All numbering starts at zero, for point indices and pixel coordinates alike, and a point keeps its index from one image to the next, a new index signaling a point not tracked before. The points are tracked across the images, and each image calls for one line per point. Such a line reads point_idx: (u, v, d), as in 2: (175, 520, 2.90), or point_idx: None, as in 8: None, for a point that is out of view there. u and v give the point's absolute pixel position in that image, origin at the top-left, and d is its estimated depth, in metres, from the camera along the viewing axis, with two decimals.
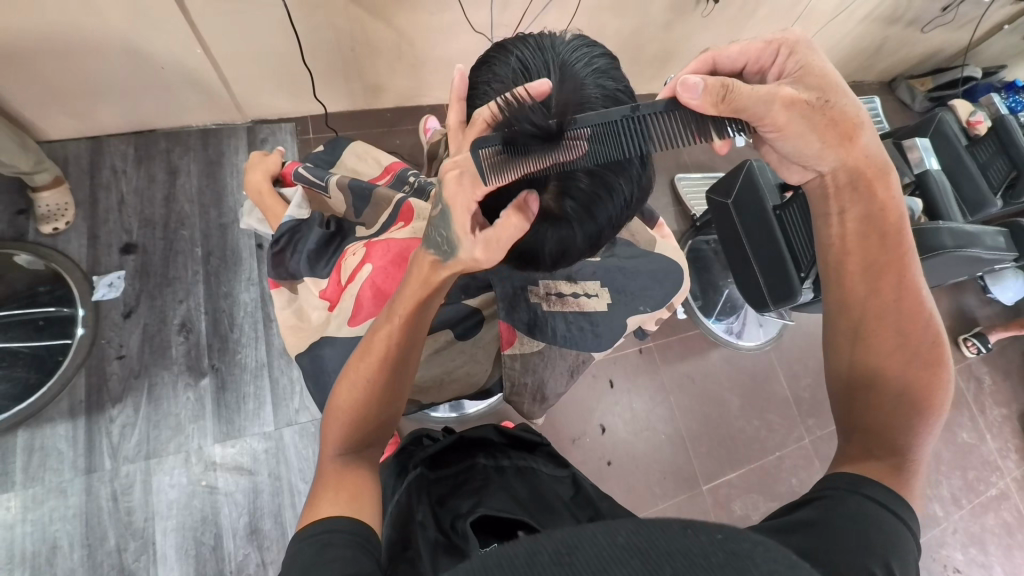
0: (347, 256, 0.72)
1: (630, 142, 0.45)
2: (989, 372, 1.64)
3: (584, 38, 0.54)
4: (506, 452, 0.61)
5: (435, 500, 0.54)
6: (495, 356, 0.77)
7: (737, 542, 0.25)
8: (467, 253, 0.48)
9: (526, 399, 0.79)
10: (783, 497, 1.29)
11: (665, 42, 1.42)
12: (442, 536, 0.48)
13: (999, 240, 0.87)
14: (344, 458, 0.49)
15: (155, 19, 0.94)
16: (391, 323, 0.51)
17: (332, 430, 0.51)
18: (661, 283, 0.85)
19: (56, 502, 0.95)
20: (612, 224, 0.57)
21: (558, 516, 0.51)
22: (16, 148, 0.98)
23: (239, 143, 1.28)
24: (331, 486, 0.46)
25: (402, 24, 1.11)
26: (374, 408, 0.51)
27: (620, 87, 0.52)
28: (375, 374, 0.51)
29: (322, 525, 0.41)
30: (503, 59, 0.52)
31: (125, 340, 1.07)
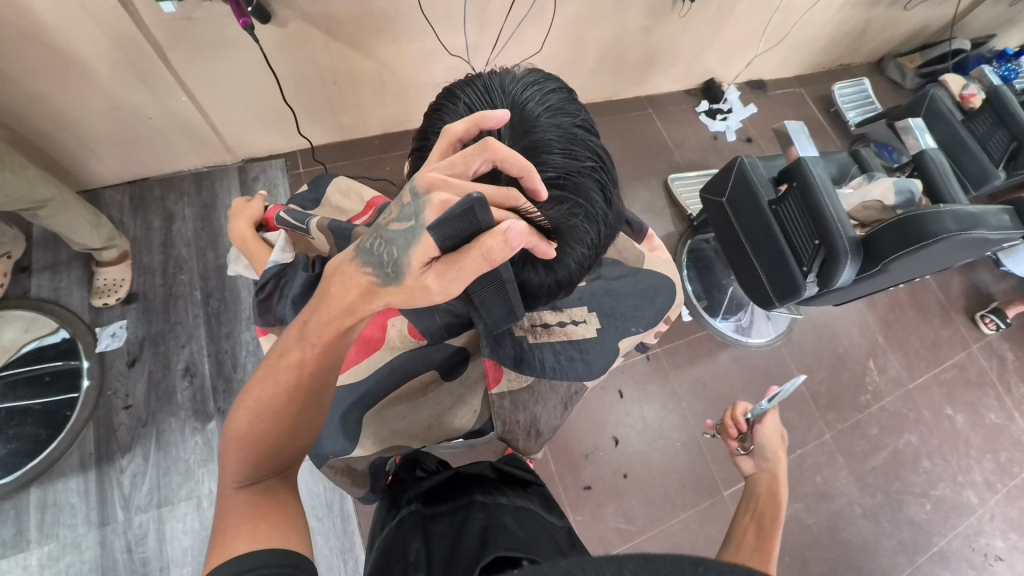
0: None
1: (584, 158, 0.50)
2: (1012, 348, 1.59)
3: (537, 73, 0.55)
4: (501, 490, 0.60)
5: (424, 534, 0.52)
6: (484, 394, 0.77)
7: None
8: (420, 281, 0.40)
9: (519, 436, 0.78)
10: (807, 498, 1.25)
11: (645, 47, 1.42)
12: (429, 568, 0.46)
13: (1004, 219, 0.84)
14: (253, 489, 0.44)
15: (142, 72, 0.96)
16: (306, 351, 0.44)
17: (234, 459, 0.44)
18: (652, 299, 0.83)
19: (71, 557, 0.94)
20: (581, 265, 0.55)
21: (548, 547, 0.49)
22: (90, 227, 1.04)
23: (232, 183, 1.30)
24: (245, 519, 0.41)
25: (382, 54, 1.12)
26: (285, 438, 0.46)
27: (576, 122, 0.52)
28: (286, 404, 0.45)
29: (231, 561, 0.37)
30: (450, 106, 0.53)
31: (130, 389, 1.07)
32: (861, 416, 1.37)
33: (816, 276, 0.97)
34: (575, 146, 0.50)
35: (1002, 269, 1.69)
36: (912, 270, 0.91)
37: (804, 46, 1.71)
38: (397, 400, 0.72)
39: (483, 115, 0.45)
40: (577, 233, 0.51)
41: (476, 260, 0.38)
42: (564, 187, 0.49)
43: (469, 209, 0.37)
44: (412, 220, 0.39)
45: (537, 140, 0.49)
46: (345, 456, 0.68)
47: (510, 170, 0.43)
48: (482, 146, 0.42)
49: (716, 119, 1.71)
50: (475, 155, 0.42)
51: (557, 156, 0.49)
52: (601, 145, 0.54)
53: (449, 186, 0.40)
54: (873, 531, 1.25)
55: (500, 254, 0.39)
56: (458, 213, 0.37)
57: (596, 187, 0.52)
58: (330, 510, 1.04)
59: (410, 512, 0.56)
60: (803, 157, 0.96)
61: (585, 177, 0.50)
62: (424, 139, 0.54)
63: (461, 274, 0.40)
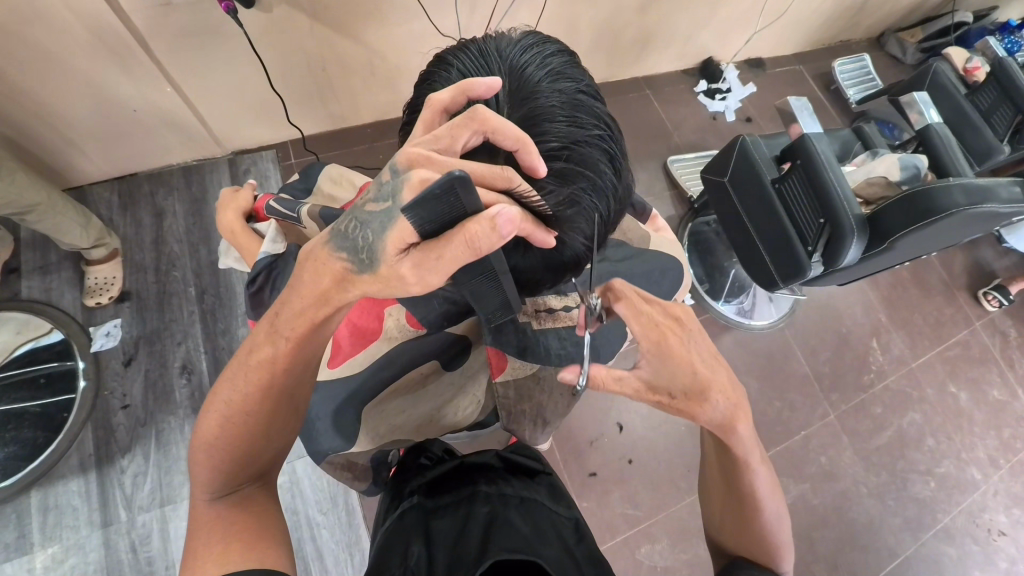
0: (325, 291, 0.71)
1: (587, 126, 0.48)
2: (1015, 324, 1.58)
3: (536, 36, 0.52)
4: (507, 479, 0.59)
5: (426, 531, 0.51)
6: (487, 384, 0.75)
7: None
8: (395, 270, 0.38)
9: (527, 425, 0.77)
10: (813, 479, 1.25)
11: (641, 26, 1.39)
12: (431, 571, 0.45)
13: (1016, 191, 0.82)
14: (224, 501, 0.45)
15: (124, 64, 0.93)
16: (276, 347, 0.44)
17: (202, 474, 0.45)
18: (660, 281, 0.81)
19: (76, 559, 0.93)
20: (590, 242, 0.53)
21: (553, 545, 0.49)
22: (79, 228, 1.02)
23: (222, 176, 1.27)
24: (215, 538, 0.42)
25: (371, 39, 1.08)
26: (256, 442, 0.47)
27: (581, 86, 0.49)
28: (256, 407, 0.45)
29: None
30: (445, 75, 0.51)
31: (128, 389, 1.06)
32: (866, 396, 1.37)
33: (821, 256, 0.96)
34: (579, 113, 0.48)
35: (1005, 245, 1.67)
36: (919, 246, 0.89)
37: (803, 23, 1.67)
38: (396, 394, 0.70)
39: (467, 83, 0.44)
40: (583, 207, 0.48)
41: (460, 248, 0.37)
42: (568, 158, 0.47)
43: (450, 188, 0.34)
44: (389, 200, 0.37)
45: (538, 108, 0.46)
46: (345, 452, 0.67)
47: (504, 142, 0.42)
48: (472, 118, 0.41)
49: (714, 99, 1.67)
50: (465, 127, 0.41)
51: (559, 124, 0.46)
52: (607, 112, 0.52)
53: (432, 163, 0.39)
54: (878, 510, 1.25)
55: (486, 243, 0.37)
56: (438, 193, 0.34)
57: (604, 158, 0.49)
58: (336, 504, 1.03)
59: (412, 505, 0.56)
60: (804, 132, 0.94)
61: (591, 147, 0.48)
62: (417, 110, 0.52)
63: (441, 263, 0.38)
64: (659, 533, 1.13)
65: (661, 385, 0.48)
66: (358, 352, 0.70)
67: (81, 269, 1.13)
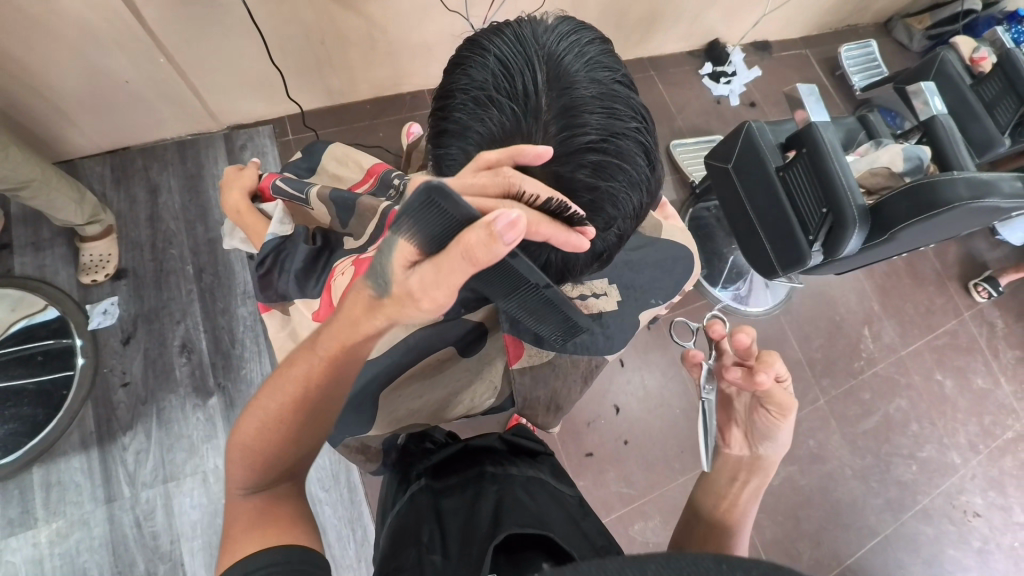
0: (336, 276, 0.67)
1: (625, 119, 0.48)
2: (1002, 314, 1.61)
3: (571, 20, 0.50)
4: (511, 460, 0.61)
5: (435, 511, 0.53)
6: (503, 371, 0.76)
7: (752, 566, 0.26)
8: (404, 287, 0.37)
9: (541, 411, 0.82)
10: (801, 460, 1.29)
11: (648, 4, 1.35)
12: (442, 549, 0.46)
13: (1018, 186, 0.82)
14: (258, 497, 0.45)
15: (115, 33, 0.89)
16: (310, 363, 0.44)
17: (237, 469, 0.46)
18: (670, 271, 0.82)
19: (81, 533, 0.95)
20: (618, 234, 0.54)
21: (561, 519, 0.50)
22: (73, 204, 0.99)
23: (218, 152, 1.24)
24: (256, 524, 0.42)
25: (372, 11, 1.05)
26: (292, 452, 0.46)
27: (617, 78, 0.49)
28: (291, 417, 0.45)
29: (244, 561, 0.39)
30: (479, 59, 0.48)
31: (127, 367, 1.06)
32: (855, 382, 1.40)
33: (822, 244, 0.96)
34: (617, 104, 0.48)
35: (998, 237, 1.70)
36: (920, 237, 0.90)
37: (812, 6, 1.64)
38: (412, 378, 0.70)
39: (518, 149, 0.41)
40: (618, 197, 0.49)
41: (456, 259, 0.34)
42: (609, 148, 0.47)
43: (429, 200, 0.33)
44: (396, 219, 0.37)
45: (580, 99, 0.46)
46: (360, 436, 0.69)
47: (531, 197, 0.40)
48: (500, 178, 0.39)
49: (719, 82, 1.65)
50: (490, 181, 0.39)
51: (598, 116, 0.46)
52: (641, 103, 0.51)
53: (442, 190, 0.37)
54: (862, 491, 1.30)
55: (485, 252, 0.33)
56: (420, 205, 0.33)
57: (639, 150, 0.49)
58: (337, 481, 1.05)
59: (420, 487, 0.58)
60: (812, 121, 0.93)
61: (628, 138, 0.48)
62: (447, 93, 0.49)
63: (440, 274, 0.35)
64: (652, 511, 1.17)
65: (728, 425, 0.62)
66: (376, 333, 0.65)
67: (75, 245, 1.11)
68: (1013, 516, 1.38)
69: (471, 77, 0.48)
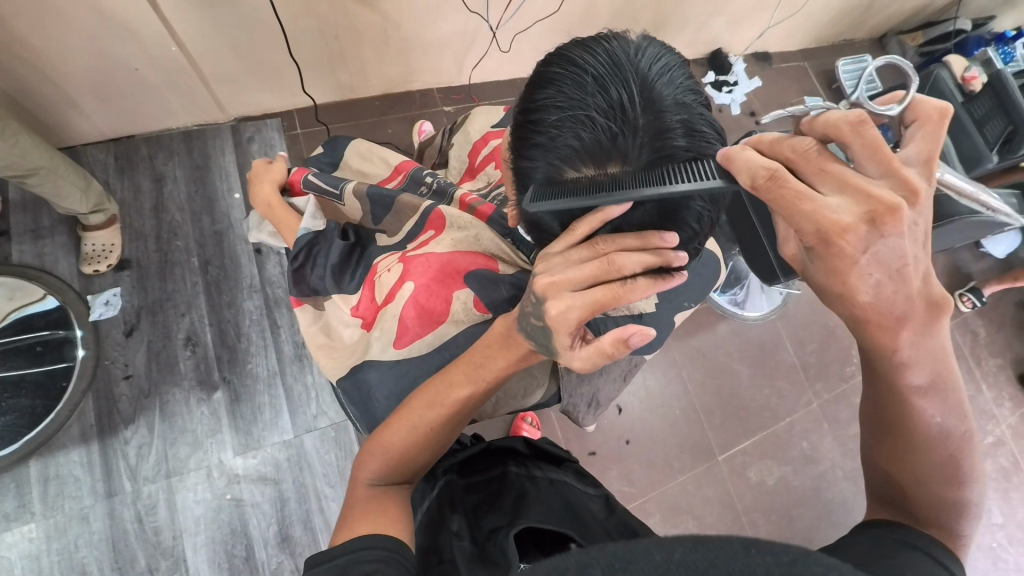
0: (381, 273, 0.69)
1: (711, 141, 0.49)
2: (984, 323, 1.67)
3: (658, 43, 0.51)
4: (535, 462, 0.61)
5: (464, 506, 0.55)
6: (551, 369, 0.72)
7: (805, 563, 0.26)
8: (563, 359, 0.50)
9: (580, 409, 0.83)
10: (795, 461, 1.31)
11: (658, 11, 1.37)
12: (472, 542, 0.50)
13: (1011, 203, 0.86)
14: (382, 488, 0.49)
15: (127, 19, 0.88)
16: (474, 387, 0.53)
17: (373, 460, 0.51)
18: (699, 276, 0.82)
19: (79, 529, 0.93)
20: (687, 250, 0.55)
21: (582, 519, 0.52)
22: (78, 192, 0.97)
23: (224, 143, 1.22)
24: (364, 511, 0.45)
25: (390, 7, 1.04)
26: (428, 451, 0.54)
27: (699, 101, 0.51)
28: (441, 423, 0.53)
29: (358, 537, 0.41)
30: (573, 77, 0.49)
31: (130, 359, 1.04)
32: (847, 386, 1.41)
33: None
34: (703, 128, 0.49)
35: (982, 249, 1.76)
36: None
37: (812, 20, 1.68)
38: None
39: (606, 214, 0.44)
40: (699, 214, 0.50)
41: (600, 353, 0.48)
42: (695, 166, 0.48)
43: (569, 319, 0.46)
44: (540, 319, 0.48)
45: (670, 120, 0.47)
46: None
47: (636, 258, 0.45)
48: (608, 267, 0.44)
49: (721, 91, 1.68)
50: (597, 271, 0.45)
51: (687, 138, 0.47)
52: (719, 127, 0.53)
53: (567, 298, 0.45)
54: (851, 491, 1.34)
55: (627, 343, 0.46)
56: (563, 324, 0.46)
57: None
58: (343, 478, 1.04)
59: (447, 482, 0.58)
60: None
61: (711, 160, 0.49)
62: (538, 108, 0.50)
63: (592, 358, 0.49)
64: (653, 510, 1.19)
65: (806, 267, 0.43)
66: (427, 332, 0.64)
67: (76, 234, 1.09)
68: (992, 518, 1.44)
69: (564, 93, 0.49)
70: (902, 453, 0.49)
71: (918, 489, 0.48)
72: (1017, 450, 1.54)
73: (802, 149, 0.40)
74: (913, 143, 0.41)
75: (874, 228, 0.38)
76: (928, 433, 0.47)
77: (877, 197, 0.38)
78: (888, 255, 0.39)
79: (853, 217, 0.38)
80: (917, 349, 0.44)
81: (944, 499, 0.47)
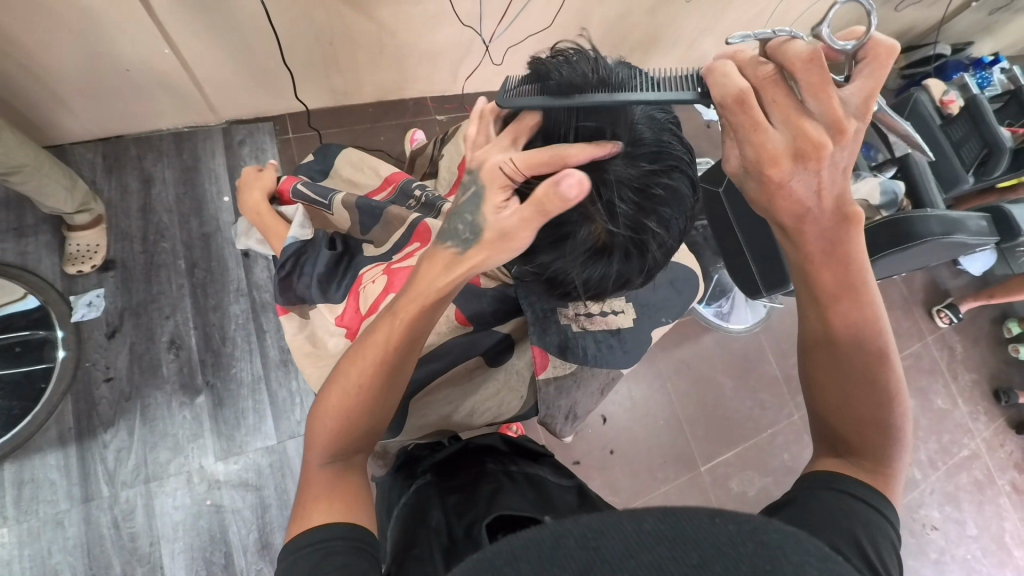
0: (366, 284, 0.69)
1: (675, 155, 0.53)
2: (961, 339, 1.72)
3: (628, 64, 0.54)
4: (512, 459, 0.64)
5: (440, 498, 0.55)
6: (530, 380, 0.77)
7: (766, 532, 0.26)
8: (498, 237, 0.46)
9: (558, 420, 0.82)
10: (776, 472, 1.33)
11: (649, 28, 1.40)
12: (449, 527, 0.50)
13: (981, 225, 0.90)
14: (333, 466, 0.48)
15: (118, 19, 0.88)
16: (390, 323, 0.49)
17: (319, 437, 0.49)
18: (680, 292, 0.84)
19: (53, 534, 0.91)
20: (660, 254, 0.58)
21: (555, 507, 0.53)
22: (63, 192, 0.96)
23: (215, 145, 1.22)
24: (322, 494, 0.45)
25: (385, 16, 1.05)
26: (371, 419, 0.50)
27: (667, 119, 0.54)
28: (369, 379, 0.49)
29: (315, 529, 0.41)
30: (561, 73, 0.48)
31: (112, 362, 1.03)
32: None
33: None
34: (669, 142, 0.52)
35: (959, 267, 1.81)
36: (894, 265, 0.96)
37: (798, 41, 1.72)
38: (445, 384, 0.73)
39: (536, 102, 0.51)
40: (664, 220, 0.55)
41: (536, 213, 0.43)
42: (665, 173, 0.52)
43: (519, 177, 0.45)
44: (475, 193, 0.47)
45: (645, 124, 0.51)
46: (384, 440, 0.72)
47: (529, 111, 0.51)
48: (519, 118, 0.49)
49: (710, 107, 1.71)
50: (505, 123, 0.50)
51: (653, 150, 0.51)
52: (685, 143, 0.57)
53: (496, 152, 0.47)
54: None
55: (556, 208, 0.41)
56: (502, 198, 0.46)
57: (684, 185, 0.55)
58: None
59: (426, 481, 0.60)
60: None
61: (677, 174, 0.53)
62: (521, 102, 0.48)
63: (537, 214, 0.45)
64: None
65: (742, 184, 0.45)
66: None
67: (60, 234, 1.08)
68: (966, 530, 1.47)
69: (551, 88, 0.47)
70: (822, 382, 0.49)
71: (849, 423, 0.47)
72: (991, 463, 1.57)
73: (763, 76, 0.41)
74: (860, 80, 0.41)
75: (799, 165, 0.40)
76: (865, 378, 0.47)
77: (810, 135, 0.40)
78: (804, 192, 0.42)
79: (784, 149, 0.40)
80: (827, 252, 0.45)
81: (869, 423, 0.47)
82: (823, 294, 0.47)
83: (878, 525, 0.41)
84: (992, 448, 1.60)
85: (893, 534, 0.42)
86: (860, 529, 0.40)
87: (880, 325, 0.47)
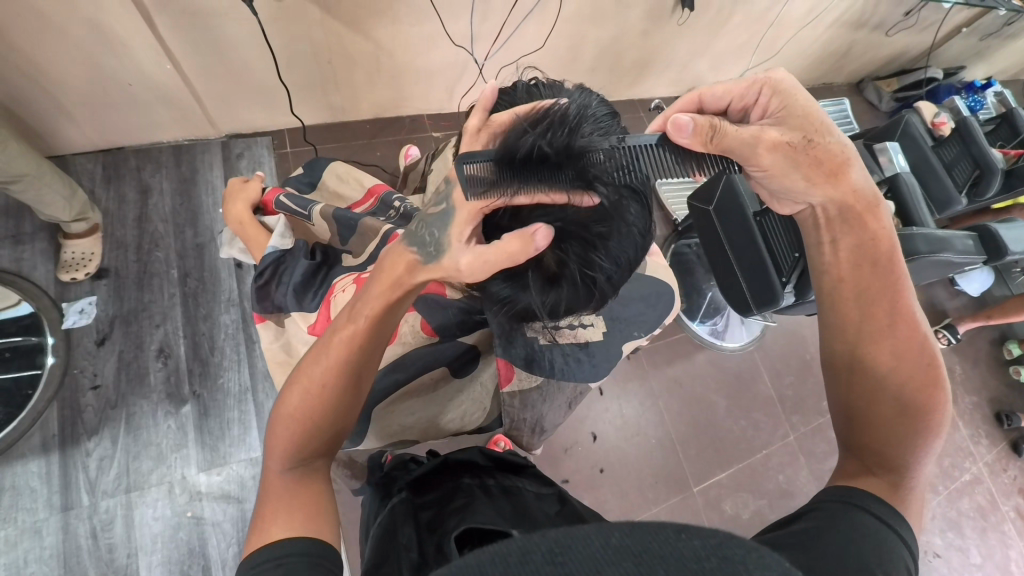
0: (336, 292, 0.71)
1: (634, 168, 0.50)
2: (959, 361, 1.70)
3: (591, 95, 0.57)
4: (491, 473, 0.63)
5: (412, 516, 0.54)
6: (495, 391, 0.79)
7: (730, 547, 0.26)
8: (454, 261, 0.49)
9: (525, 433, 0.85)
10: (770, 495, 1.30)
11: (641, 50, 1.43)
12: (420, 549, 0.48)
13: (967, 244, 0.90)
14: (292, 473, 0.49)
15: (121, 36, 0.91)
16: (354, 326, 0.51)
17: (278, 446, 0.50)
18: (655, 306, 0.85)
19: (30, 543, 0.90)
20: (608, 280, 0.57)
21: (532, 520, 0.52)
22: (60, 202, 0.98)
23: (214, 158, 1.24)
24: (284, 503, 0.46)
25: (380, 35, 1.09)
26: (330, 420, 0.51)
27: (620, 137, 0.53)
28: (333, 385, 0.51)
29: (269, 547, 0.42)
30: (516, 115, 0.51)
31: (100, 369, 1.03)
32: (823, 420, 1.41)
33: (794, 286, 1.02)
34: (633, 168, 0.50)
35: (956, 287, 1.80)
36: None
37: (790, 64, 1.75)
38: (406, 397, 0.74)
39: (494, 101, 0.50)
40: (616, 255, 0.55)
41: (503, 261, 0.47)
42: (620, 214, 0.52)
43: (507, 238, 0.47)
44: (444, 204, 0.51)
45: (614, 166, 0.49)
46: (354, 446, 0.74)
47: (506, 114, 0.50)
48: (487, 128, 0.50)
49: None
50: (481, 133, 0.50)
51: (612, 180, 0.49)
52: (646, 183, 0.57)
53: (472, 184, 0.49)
54: None
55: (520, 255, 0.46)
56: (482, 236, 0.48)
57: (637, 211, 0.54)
58: None
59: (401, 498, 0.59)
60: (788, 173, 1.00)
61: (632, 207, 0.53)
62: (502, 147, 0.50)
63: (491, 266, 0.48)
64: None
65: (789, 124, 0.50)
66: None
67: (57, 241, 1.09)
68: (970, 558, 1.42)
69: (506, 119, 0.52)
70: (857, 391, 0.50)
71: (877, 430, 0.48)
72: (995, 488, 1.53)
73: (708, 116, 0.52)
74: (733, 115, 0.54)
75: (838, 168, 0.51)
76: (901, 382, 0.48)
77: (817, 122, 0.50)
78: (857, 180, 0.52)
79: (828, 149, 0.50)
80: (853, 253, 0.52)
81: (895, 428, 0.48)
82: (869, 292, 0.51)
83: (893, 552, 0.40)
84: (995, 473, 1.56)
85: (908, 558, 0.41)
86: (870, 551, 0.39)
87: (919, 328, 0.50)
